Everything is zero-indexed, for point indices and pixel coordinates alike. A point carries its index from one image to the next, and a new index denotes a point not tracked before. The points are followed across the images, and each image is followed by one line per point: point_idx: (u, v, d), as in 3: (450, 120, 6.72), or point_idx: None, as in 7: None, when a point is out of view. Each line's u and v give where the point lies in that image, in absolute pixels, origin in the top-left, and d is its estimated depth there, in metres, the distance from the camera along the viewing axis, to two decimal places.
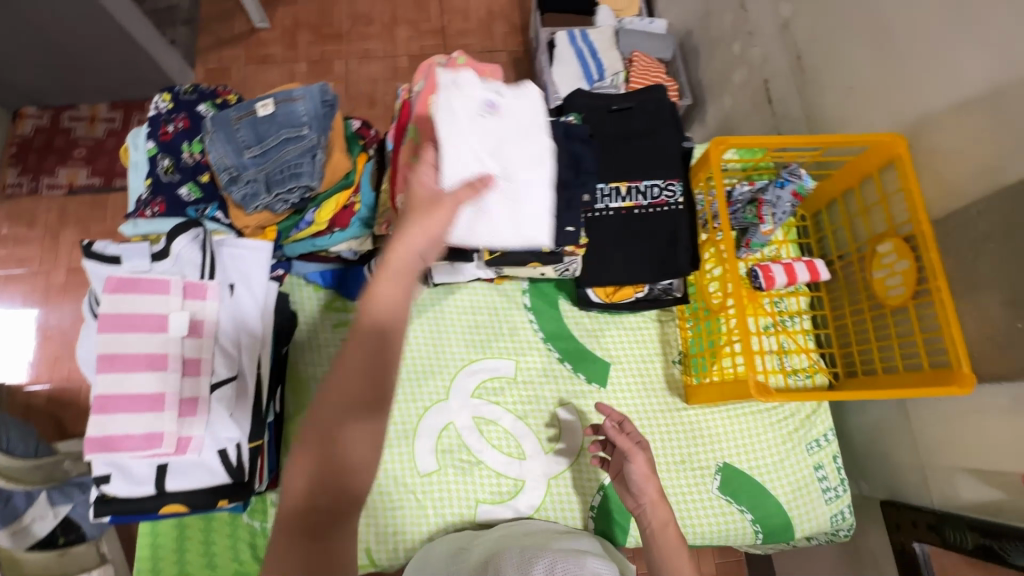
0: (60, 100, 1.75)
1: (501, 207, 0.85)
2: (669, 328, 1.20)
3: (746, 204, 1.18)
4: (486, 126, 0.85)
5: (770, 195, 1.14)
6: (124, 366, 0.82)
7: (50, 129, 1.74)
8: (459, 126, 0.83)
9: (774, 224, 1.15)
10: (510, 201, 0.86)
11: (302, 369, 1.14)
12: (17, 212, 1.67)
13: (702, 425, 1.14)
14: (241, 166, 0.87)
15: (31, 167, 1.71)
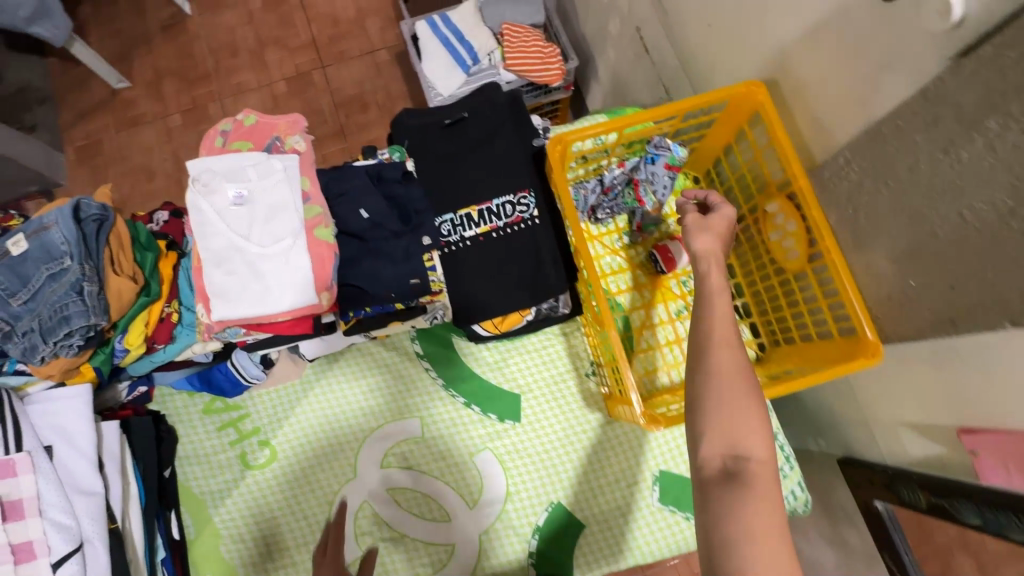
0: None
1: (251, 287, 0.76)
2: (575, 340, 1.10)
3: (624, 185, 1.05)
4: (237, 211, 0.78)
5: (643, 171, 1.02)
6: None
7: None
8: (206, 217, 0.77)
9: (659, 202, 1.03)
10: (258, 282, 0.76)
11: (194, 486, 1.04)
12: None
13: (628, 436, 1.06)
14: (12, 317, 0.75)
15: None
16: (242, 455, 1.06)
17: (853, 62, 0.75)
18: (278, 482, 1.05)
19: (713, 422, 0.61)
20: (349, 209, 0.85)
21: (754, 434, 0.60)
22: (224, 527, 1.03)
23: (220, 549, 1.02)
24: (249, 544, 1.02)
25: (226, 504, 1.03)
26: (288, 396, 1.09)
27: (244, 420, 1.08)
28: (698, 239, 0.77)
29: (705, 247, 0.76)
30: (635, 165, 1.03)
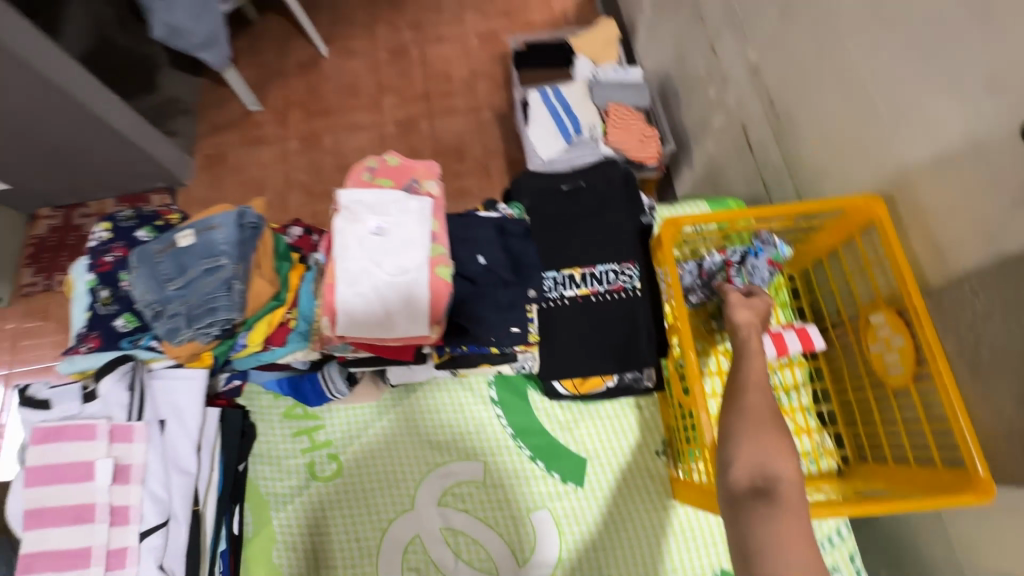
0: (69, 200, 2.11)
1: (374, 311, 0.83)
2: (649, 415, 1.09)
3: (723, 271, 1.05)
4: (374, 241, 0.85)
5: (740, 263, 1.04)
6: (50, 521, 0.79)
7: (63, 227, 2.10)
8: (348, 244, 0.84)
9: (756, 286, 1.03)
10: (382, 308, 0.83)
11: (261, 486, 1.08)
12: (34, 310, 2.01)
13: (691, 524, 1.02)
14: (163, 301, 0.84)
15: (44, 266, 2.05)
16: (311, 465, 1.10)
17: (985, 195, 0.77)
18: (339, 498, 1.08)
19: (743, 448, 0.70)
20: (469, 253, 0.92)
21: (782, 460, 0.67)
22: (281, 532, 1.05)
23: (272, 554, 1.04)
24: (300, 556, 1.04)
25: (288, 510, 1.07)
26: (364, 416, 1.13)
27: (319, 430, 1.12)
28: (739, 312, 0.87)
29: (746, 321, 0.85)
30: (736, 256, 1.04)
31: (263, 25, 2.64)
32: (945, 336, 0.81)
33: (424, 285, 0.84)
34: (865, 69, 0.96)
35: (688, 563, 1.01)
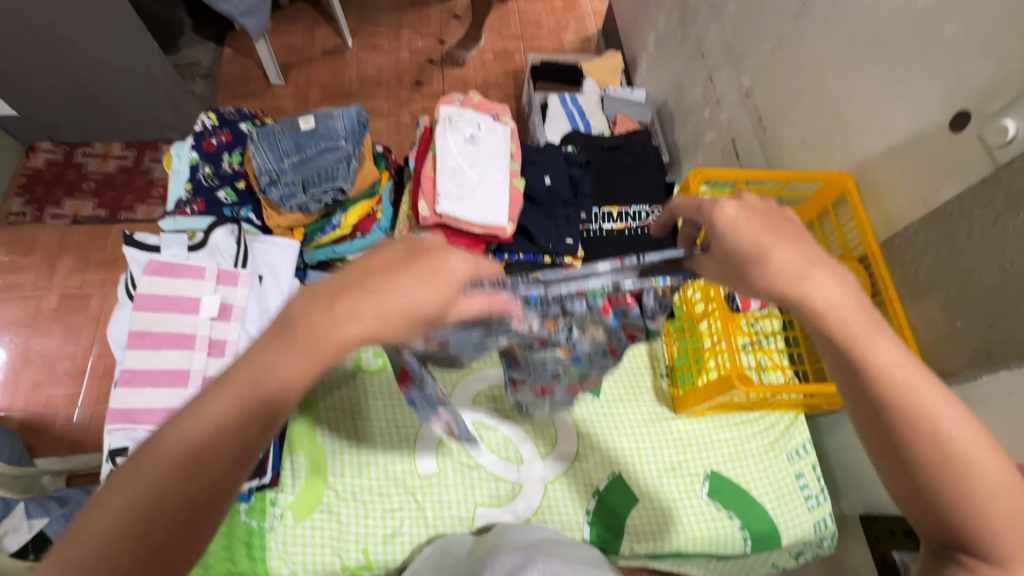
0: (76, 139, 1.95)
1: (468, 197, 1.01)
2: (656, 345, 1.30)
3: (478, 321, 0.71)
4: (469, 148, 1.05)
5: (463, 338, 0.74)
6: (154, 344, 0.87)
7: (63, 163, 1.93)
8: (450, 146, 1.04)
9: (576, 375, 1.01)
10: (474, 200, 1.01)
11: None
12: (18, 239, 1.80)
13: (688, 433, 1.21)
14: (280, 170, 0.99)
15: (38, 197, 1.87)
16: (358, 359, 1.20)
17: (925, 170, 1.04)
18: (381, 391, 1.18)
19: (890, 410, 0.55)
20: (537, 175, 1.11)
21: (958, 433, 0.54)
22: (326, 413, 1.14)
23: (317, 432, 1.12)
24: (342, 435, 1.12)
25: (334, 394, 1.16)
26: None
27: None
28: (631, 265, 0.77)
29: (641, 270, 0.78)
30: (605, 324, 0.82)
31: (293, 11, 2.79)
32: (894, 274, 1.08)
33: (505, 187, 1.03)
34: (839, 88, 1.26)
35: (686, 463, 1.18)
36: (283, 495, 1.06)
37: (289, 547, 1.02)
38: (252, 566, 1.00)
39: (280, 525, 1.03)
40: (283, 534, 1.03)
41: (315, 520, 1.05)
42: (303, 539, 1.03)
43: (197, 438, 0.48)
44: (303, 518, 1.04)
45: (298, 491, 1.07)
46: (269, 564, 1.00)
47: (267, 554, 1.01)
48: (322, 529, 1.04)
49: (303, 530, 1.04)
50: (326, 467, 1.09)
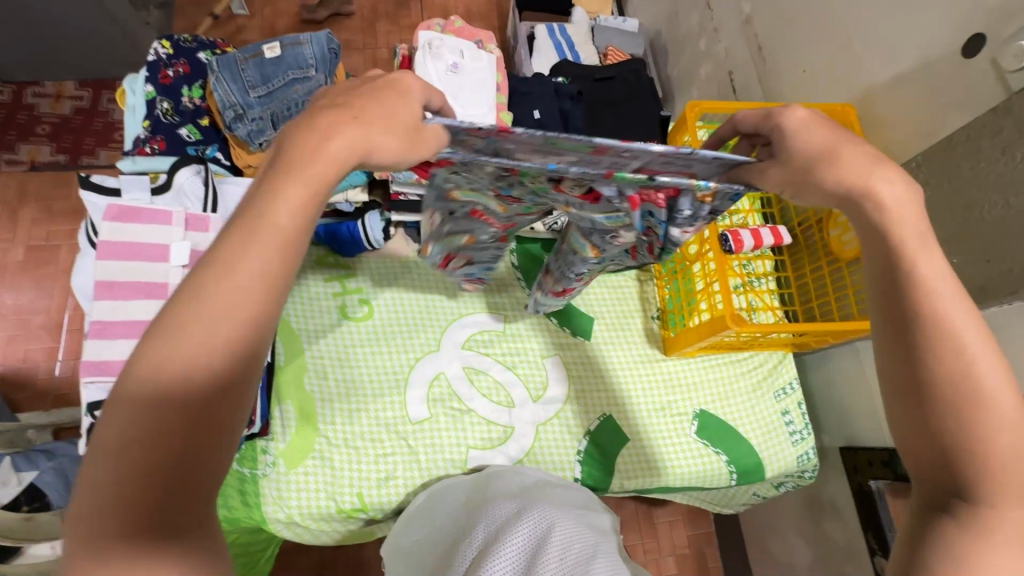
0: (23, 77, 1.79)
1: None
2: (647, 287, 1.29)
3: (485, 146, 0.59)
4: (452, 79, 0.98)
5: (465, 170, 0.64)
6: (123, 294, 0.82)
7: (12, 104, 1.77)
8: (430, 77, 0.97)
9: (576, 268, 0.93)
10: None
11: (294, 321, 1.14)
12: None
13: (678, 374, 1.22)
14: (246, 105, 0.91)
15: None
16: (343, 307, 1.17)
17: (932, 99, 1.00)
18: (369, 339, 1.16)
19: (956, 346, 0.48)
20: (525, 108, 1.05)
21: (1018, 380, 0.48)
22: (313, 362, 1.12)
23: (304, 380, 1.10)
24: (331, 383, 1.11)
25: (320, 343, 1.13)
26: (395, 269, 1.22)
27: (350, 279, 1.19)
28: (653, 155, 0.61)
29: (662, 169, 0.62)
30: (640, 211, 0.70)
31: None
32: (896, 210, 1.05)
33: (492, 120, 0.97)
34: (846, 11, 1.18)
35: (676, 403, 1.19)
36: (274, 443, 1.05)
37: (282, 493, 1.02)
38: (246, 511, 1.01)
39: (273, 473, 1.03)
40: (276, 481, 1.02)
41: (308, 468, 1.04)
42: (297, 486, 1.03)
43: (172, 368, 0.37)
44: (294, 465, 1.03)
45: (290, 440, 1.06)
46: (265, 509, 1.01)
47: (261, 499, 1.01)
48: (315, 474, 1.04)
49: (296, 476, 1.04)
50: (316, 415, 1.08)
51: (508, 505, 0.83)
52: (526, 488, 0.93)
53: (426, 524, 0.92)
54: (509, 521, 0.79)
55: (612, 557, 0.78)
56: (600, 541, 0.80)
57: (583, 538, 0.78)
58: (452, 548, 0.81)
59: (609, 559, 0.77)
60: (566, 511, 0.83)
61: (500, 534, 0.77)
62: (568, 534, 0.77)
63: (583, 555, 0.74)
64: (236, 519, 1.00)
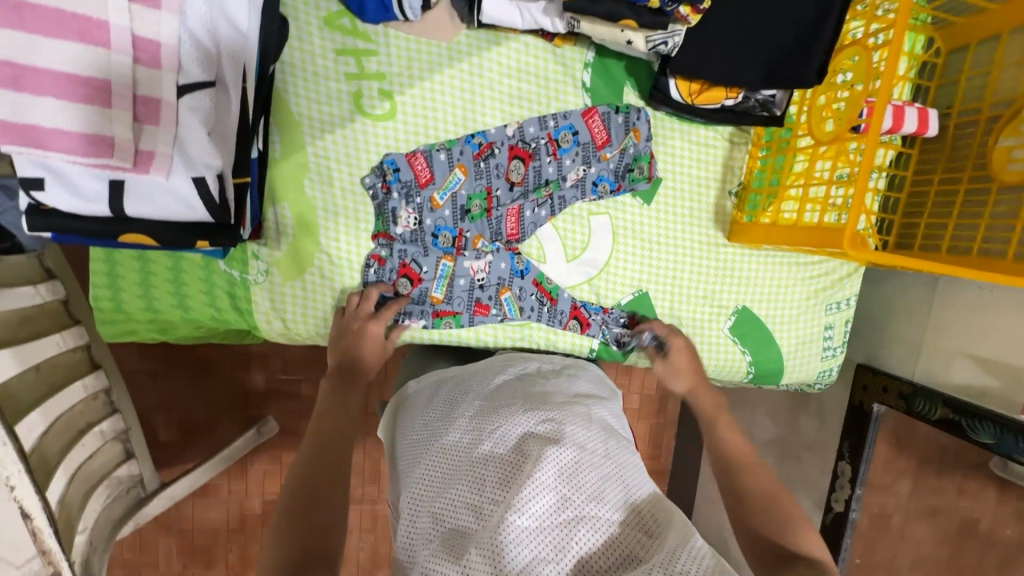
0: None
1: None
2: (737, 153, 1.02)
3: (399, 192, 0.92)
4: None
5: (398, 242, 0.94)
6: (43, 27, 0.55)
7: None
8: None
9: (522, 232, 0.97)
10: None
11: (293, 104, 0.88)
12: None
13: (733, 264, 1.06)
14: None
15: None
16: (358, 95, 0.89)
17: None
18: (387, 144, 0.92)
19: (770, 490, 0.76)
20: None
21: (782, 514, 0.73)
22: (315, 161, 0.90)
23: (304, 182, 0.90)
24: (337, 194, 0.91)
25: (326, 137, 0.90)
26: (429, 56, 0.91)
27: (370, 57, 0.89)
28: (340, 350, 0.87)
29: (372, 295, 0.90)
30: (468, 318, 0.97)
31: None
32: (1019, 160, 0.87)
33: None
34: None
35: (721, 295, 1.06)
36: (267, 250, 0.91)
37: (277, 304, 0.93)
38: (238, 316, 0.92)
39: (266, 281, 0.91)
40: (269, 291, 0.92)
41: (305, 281, 0.93)
42: (293, 299, 0.93)
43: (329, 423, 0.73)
44: (290, 278, 0.92)
45: (285, 248, 0.91)
46: (257, 317, 0.93)
47: (254, 307, 0.92)
48: (315, 289, 0.93)
49: (292, 289, 0.93)
50: (316, 227, 0.91)
51: (509, 402, 0.79)
52: (530, 379, 0.89)
53: (421, 407, 0.86)
54: (508, 421, 0.75)
55: (623, 459, 0.75)
56: (609, 440, 0.76)
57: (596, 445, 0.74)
58: (447, 434, 0.77)
59: (619, 460, 0.74)
60: (572, 410, 0.79)
61: (497, 434, 0.73)
62: (573, 433, 0.73)
63: (592, 459, 0.71)
64: (227, 322, 0.92)
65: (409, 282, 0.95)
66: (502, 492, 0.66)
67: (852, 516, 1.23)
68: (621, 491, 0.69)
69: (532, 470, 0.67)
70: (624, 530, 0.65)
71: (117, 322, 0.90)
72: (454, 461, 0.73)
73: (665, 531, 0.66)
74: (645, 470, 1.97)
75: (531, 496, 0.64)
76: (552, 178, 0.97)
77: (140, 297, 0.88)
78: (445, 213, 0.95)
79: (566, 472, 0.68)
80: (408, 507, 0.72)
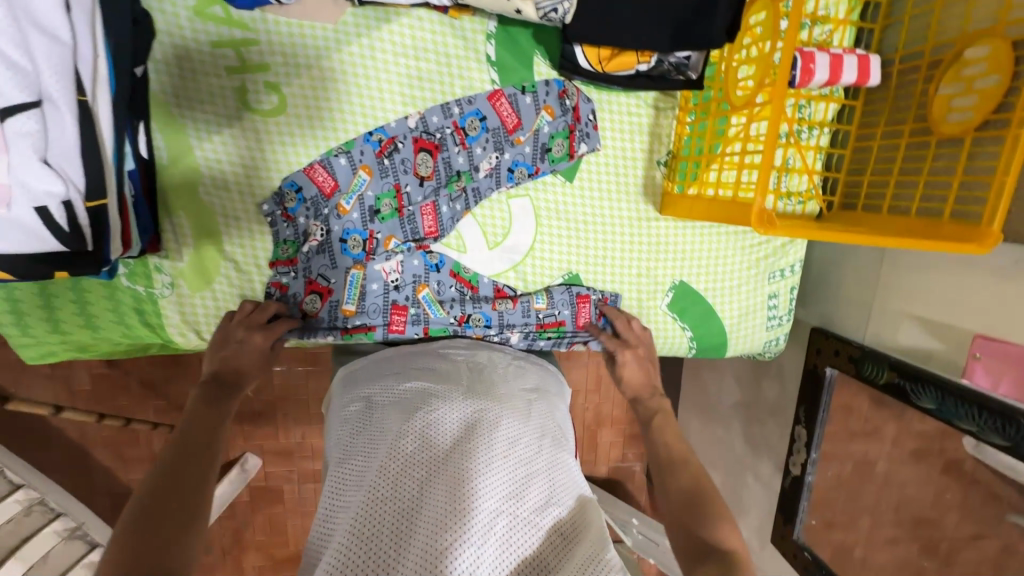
0: None
1: None
2: (664, 120, 0.96)
3: (306, 212, 0.88)
4: None
5: (302, 266, 0.90)
6: None
7: None
8: None
9: (439, 219, 0.93)
10: None
11: (175, 107, 0.83)
12: None
13: (667, 237, 1.01)
14: None
15: None
16: (242, 91, 0.84)
17: None
18: (282, 140, 0.86)
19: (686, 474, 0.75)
20: None
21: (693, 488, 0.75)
22: (207, 166, 0.85)
23: (199, 189, 0.86)
24: (236, 199, 0.87)
25: (215, 139, 0.85)
26: (315, 41, 0.84)
27: (251, 48, 0.82)
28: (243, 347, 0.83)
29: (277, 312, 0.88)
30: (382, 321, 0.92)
31: None
32: (954, 113, 0.80)
33: None
34: None
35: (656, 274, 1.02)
36: (170, 262, 0.88)
37: (189, 316, 0.90)
38: (150, 331, 0.90)
39: (174, 295, 0.89)
40: (178, 304, 0.89)
41: (215, 291, 0.90)
42: (205, 310, 0.91)
43: (189, 431, 0.68)
44: (198, 289, 0.89)
45: (189, 258, 0.88)
46: (171, 330, 0.91)
47: (165, 321, 0.90)
48: (226, 298, 0.91)
49: (203, 300, 0.91)
50: (218, 233, 0.88)
51: (450, 385, 0.78)
52: (472, 353, 0.90)
53: (364, 378, 0.85)
54: (445, 401, 0.74)
55: (557, 458, 0.74)
56: (545, 438, 0.76)
57: (535, 447, 0.73)
58: (380, 417, 0.75)
59: (549, 462, 0.72)
60: (512, 402, 0.78)
61: (434, 412, 0.72)
62: (508, 423, 0.73)
63: (522, 453, 0.70)
64: (140, 338, 0.90)
65: (318, 298, 0.91)
66: (429, 477, 0.64)
67: (808, 478, 1.22)
68: (546, 492, 0.68)
69: (463, 459, 0.66)
70: (546, 537, 0.64)
71: (29, 346, 0.88)
72: (384, 442, 0.70)
73: (583, 542, 0.65)
74: (625, 434, 1.98)
75: (449, 486, 0.63)
76: (463, 161, 0.92)
77: (46, 320, 0.86)
78: (353, 218, 0.90)
79: (495, 472, 0.66)
80: (327, 500, 0.69)
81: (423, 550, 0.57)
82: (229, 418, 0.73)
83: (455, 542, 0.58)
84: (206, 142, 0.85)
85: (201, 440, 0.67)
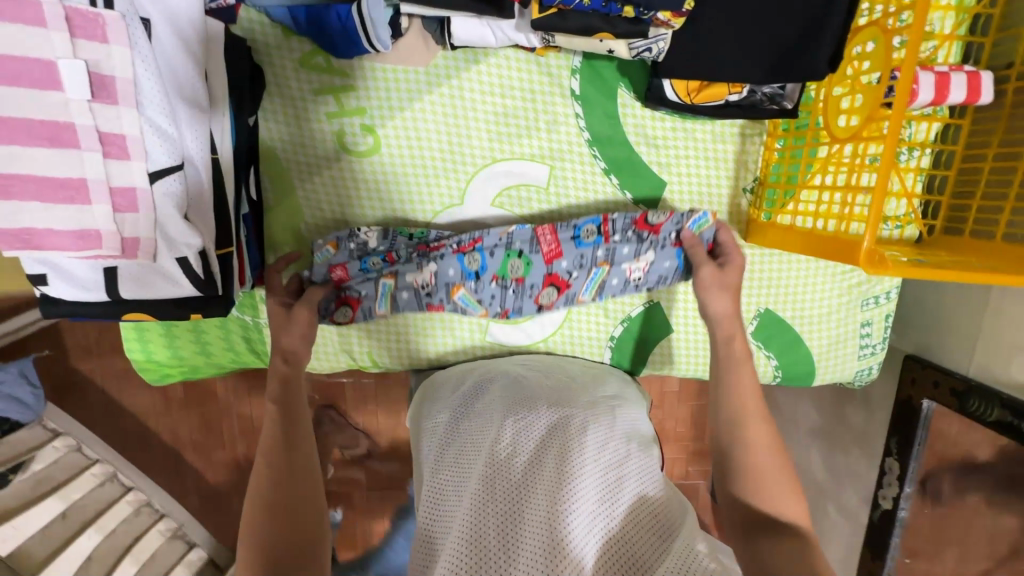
0: None
1: None
2: (750, 147, 0.93)
3: (369, 278, 0.89)
4: None
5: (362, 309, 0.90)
6: (13, 137, 0.55)
7: None
8: None
9: (487, 310, 0.93)
10: None
11: (281, 151, 0.89)
12: None
13: (754, 264, 0.99)
14: None
15: None
16: (341, 133, 0.89)
17: None
18: (375, 180, 0.91)
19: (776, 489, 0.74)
20: None
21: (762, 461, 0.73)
22: (308, 205, 0.91)
23: (301, 225, 0.92)
24: (332, 235, 0.93)
25: (315, 179, 0.90)
26: (408, 83, 0.87)
27: (350, 93, 0.87)
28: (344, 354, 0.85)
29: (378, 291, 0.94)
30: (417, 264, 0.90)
31: None
32: None
33: None
34: None
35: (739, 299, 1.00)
36: None
37: None
38: (255, 357, 0.97)
39: None
40: None
41: None
42: None
43: (269, 486, 0.67)
44: None
45: None
46: (272, 356, 0.97)
47: (268, 347, 0.97)
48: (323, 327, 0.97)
49: None
50: None
51: (534, 398, 0.82)
52: (551, 375, 0.93)
53: (446, 395, 0.90)
54: (532, 412, 0.78)
55: (645, 463, 0.74)
56: (632, 445, 0.76)
57: (626, 449, 0.74)
58: (468, 423, 0.80)
59: (638, 463, 0.73)
60: (598, 413, 0.81)
61: (520, 422, 0.75)
62: (593, 429, 0.75)
63: (608, 456, 0.72)
64: (246, 363, 0.98)
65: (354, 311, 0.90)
66: (526, 479, 0.66)
67: (901, 514, 1.15)
68: (637, 488, 0.69)
69: (557, 458, 0.69)
70: (642, 535, 0.63)
71: (150, 370, 0.98)
72: (477, 448, 0.73)
73: (678, 536, 0.64)
74: (688, 450, 1.92)
75: (547, 483, 0.65)
76: (525, 259, 0.90)
77: (167, 347, 0.95)
78: (412, 288, 0.89)
79: (583, 458, 0.69)
80: (427, 506, 0.71)
81: (538, 553, 0.59)
82: (310, 452, 0.72)
83: (563, 539, 0.59)
84: (309, 183, 0.90)
85: (287, 494, 0.67)
